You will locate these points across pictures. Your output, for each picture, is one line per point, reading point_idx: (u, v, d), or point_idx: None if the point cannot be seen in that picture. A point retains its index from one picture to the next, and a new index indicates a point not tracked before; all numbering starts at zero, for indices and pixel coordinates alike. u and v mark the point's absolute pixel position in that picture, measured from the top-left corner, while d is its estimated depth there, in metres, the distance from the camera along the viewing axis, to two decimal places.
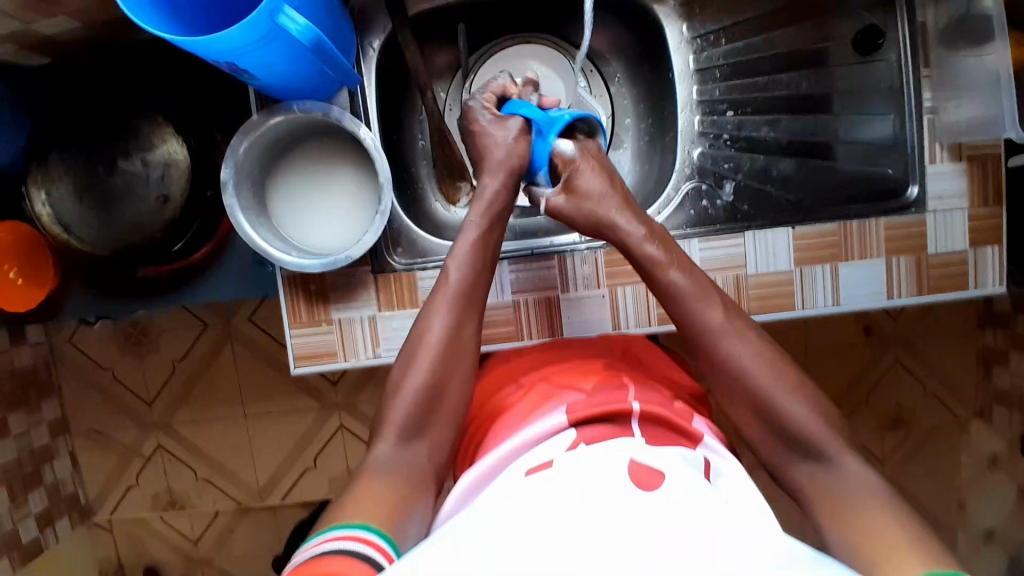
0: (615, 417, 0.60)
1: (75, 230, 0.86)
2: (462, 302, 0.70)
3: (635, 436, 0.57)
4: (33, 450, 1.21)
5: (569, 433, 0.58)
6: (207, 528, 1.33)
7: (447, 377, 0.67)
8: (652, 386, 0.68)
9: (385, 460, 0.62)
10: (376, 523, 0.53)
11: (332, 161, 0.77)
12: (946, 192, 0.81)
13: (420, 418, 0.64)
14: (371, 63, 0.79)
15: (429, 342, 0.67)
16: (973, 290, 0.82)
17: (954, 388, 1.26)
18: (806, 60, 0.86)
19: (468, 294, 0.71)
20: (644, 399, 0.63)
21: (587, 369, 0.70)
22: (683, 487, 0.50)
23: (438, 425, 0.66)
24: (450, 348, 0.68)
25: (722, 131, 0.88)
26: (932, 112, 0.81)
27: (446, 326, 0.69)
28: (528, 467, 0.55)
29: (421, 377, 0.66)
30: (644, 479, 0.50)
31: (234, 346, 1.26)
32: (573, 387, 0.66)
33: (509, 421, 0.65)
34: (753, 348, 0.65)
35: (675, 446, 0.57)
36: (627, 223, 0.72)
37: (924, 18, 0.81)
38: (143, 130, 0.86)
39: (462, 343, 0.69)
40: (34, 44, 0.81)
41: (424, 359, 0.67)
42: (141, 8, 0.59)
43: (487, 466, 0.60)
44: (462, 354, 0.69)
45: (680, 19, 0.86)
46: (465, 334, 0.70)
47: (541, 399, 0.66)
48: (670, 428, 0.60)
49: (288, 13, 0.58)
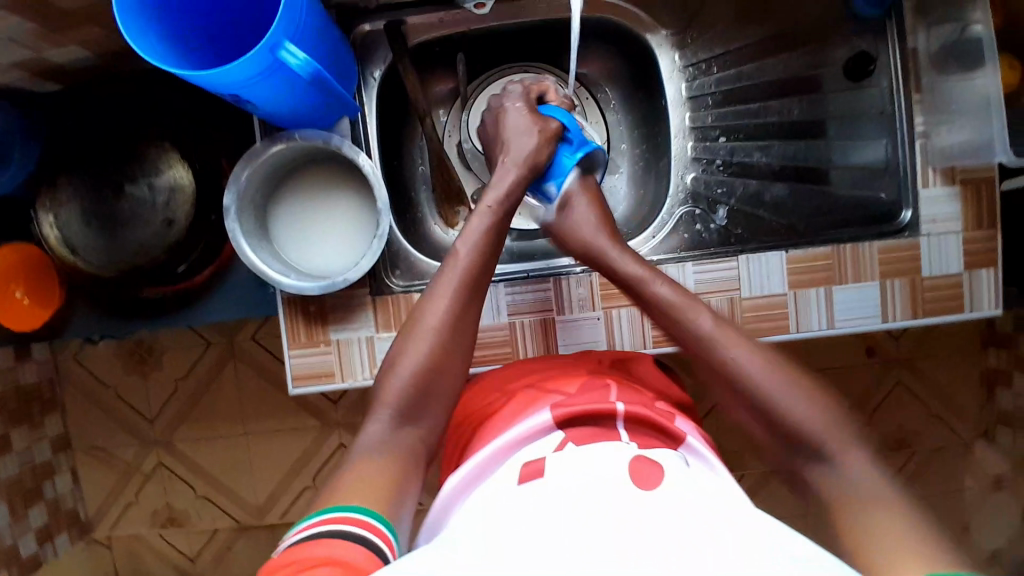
0: (599, 418, 0.61)
1: (82, 252, 0.87)
2: (466, 288, 0.71)
3: (624, 440, 0.58)
4: (34, 466, 1.22)
5: (556, 435, 0.59)
6: (204, 547, 1.33)
7: (443, 362, 0.68)
8: (634, 387, 0.70)
9: (378, 441, 0.62)
10: (373, 506, 0.54)
11: (330, 182, 0.79)
12: (940, 215, 0.81)
13: (416, 401, 0.65)
14: (373, 91, 0.82)
15: (430, 325, 0.68)
16: (968, 313, 0.82)
17: (957, 409, 1.26)
18: (796, 87, 0.89)
19: (472, 278, 0.71)
20: (626, 400, 0.64)
21: (570, 374, 0.71)
22: (676, 476, 0.53)
23: (435, 410, 0.66)
24: (449, 332, 0.68)
25: (715, 157, 0.90)
26: (924, 136, 0.81)
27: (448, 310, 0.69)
28: (520, 474, 0.55)
29: (421, 357, 0.66)
30: (646, 476, 0.52)
31: (236, 364, 1.28)
32: (557, 390, 0.68)
33: (494, 426, 0.66)
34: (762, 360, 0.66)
35: (661, 448, 0.58)
36: (630, 267, 0.76)
37: (915, 44, 0.81)
38: (152, 157, 0.88)
39: (463, 326, 0.70)
40: (45, 70, 0.83)
41: (423, 340, 0.67)
42: (148, 42, 0.61)
43: (472, 468, 0.60)
44: (461, 336, 0.70)
45: (672, 48, 0.89)
46: (466, 319, 0.70)
47: (527, 402, 0.67)
48: (653, 428, 0.61)
49: (288, 48, 0.60)
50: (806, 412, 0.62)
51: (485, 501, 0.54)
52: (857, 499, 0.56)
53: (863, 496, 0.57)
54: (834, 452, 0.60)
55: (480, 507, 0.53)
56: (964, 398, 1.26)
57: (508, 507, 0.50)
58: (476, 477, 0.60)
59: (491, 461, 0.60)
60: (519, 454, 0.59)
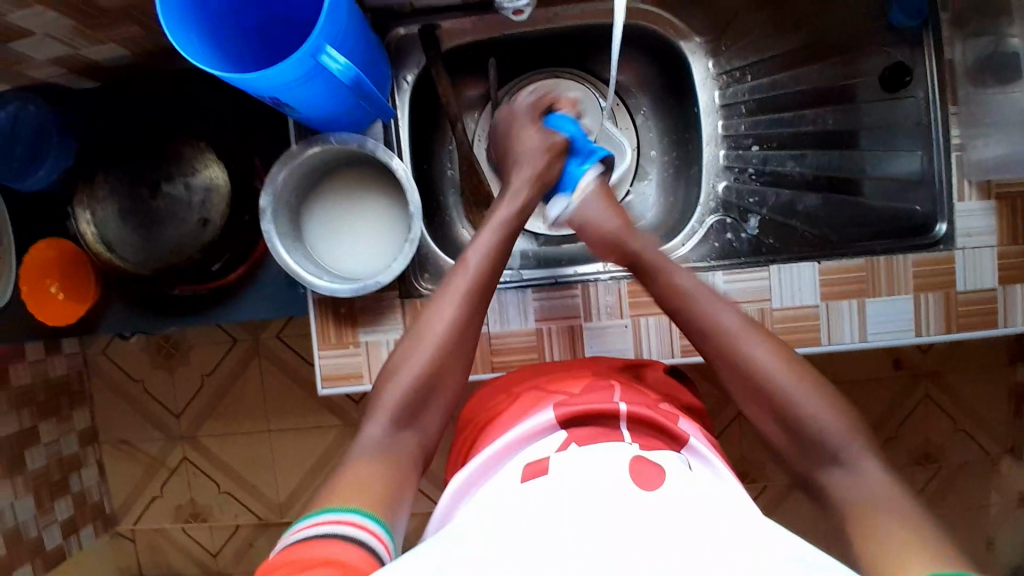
0: (601, 418, 0.61)
1: (119, 250, 0.88)
2: (472, 299, 0.70)
3: (626, 440, 0.57)
4: (61, 457, 1.25)
5: (560, 435, 0.59)
6: (224, 543, 1.35)
7: (445, 369, 0.68)
8: (639, 390, 0.68)
9: (378, 442, 0.63)
10: (376, 512, 0.54)
11: (360, 185, 0.80)
12: (975, 229, 0.80)
13: (417, 405, 0.66)
14: (405, 95, 0.82)
15: (433, 336, 0.68)
16: (1003, 328, 0.81)
17: (985, 425, 1.24)
18: (832, 96, 0.88)
19: (477, 290, 0.71)
20: (629, 401, 0.63)
21: (576, 376, 0.71)
22: (674, 479, 0.52)
23: (434, 411, 0.67)
24: (452, 342, 0.69)
25: (747, 165, 0.89)
26: (960, 149, 0.80)
27: (451, 321, 0.69)
28: (522, 472, 0.55)
29: (423, 364, 0.67)
30: (646, 479, 0.51)
31: (260, 362, 1.29)
32: (561, 390, 0.67)
33: (500, 425, 0.66)
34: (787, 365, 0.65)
35: (663, 449, 0.58)
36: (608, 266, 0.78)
37: (952, 55, 0.80)
38: (187, 156, 0.88)
39: (465, 337, 0.70)
40: (84, 69, 0.85)
41: (424, 347, 0.68)
42: (191, 45, 0.61)
43: (476, 466, 0.60)
44: (464, 347, 0.70)
45: (705, 56, 0.89)
46: (469, 330, 0.70)
47: (532, 401, 0.67)
48: (652, 427, 0.60)
49: (330, 54, 0.61)
50: (817, 415, 0.63)
51: (490, 495, 0.54)
52: (874, 497, 0.57)
53: (879, 497, 0.57)
54: (850, 457, 0.60)
55: (486, 502, 0.53)
56: (991, 413, 1.24)
57: (510, 506, 0.50)
58: (483, 472, 0.60)
59: (495, 459, 0.60)
60: (525, 452, 0.59)
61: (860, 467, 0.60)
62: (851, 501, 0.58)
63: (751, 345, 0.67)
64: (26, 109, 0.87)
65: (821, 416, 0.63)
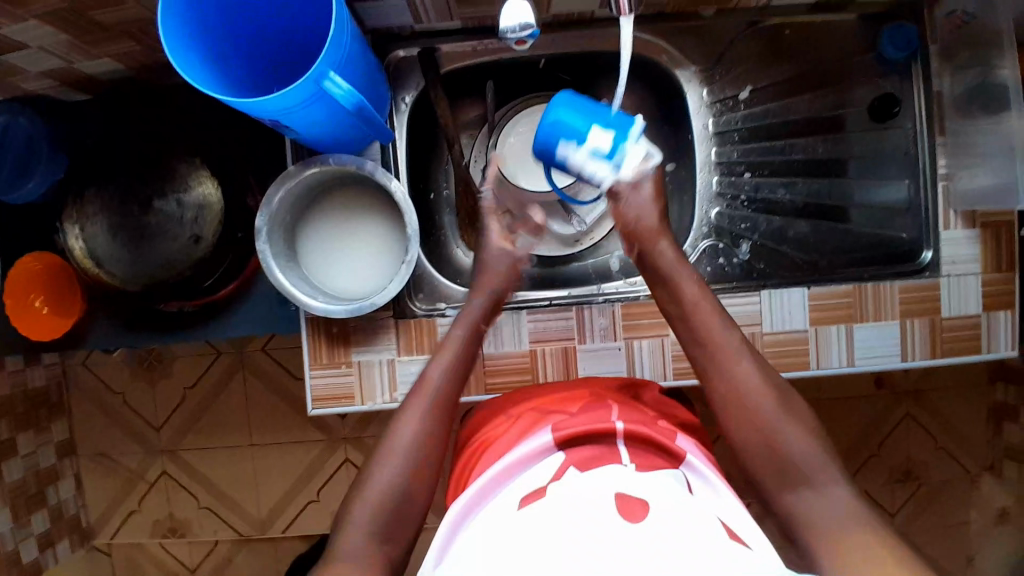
0: (601, 438, 0.61)
1: (106, 265, 0.87)
2: (436, 413, 0.69)
3: (623, 462, 0.58)
4: (39, 471, 1.22)
5: (557, 457, 0.59)
6: (204, 557, 1.33)
7: (418, 483, 0.65)
8: (638, 408, 0.69)
9: (355, 554, 0.59)
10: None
11: (354, 209, 0.79)
12: (959, 257, 0.82)
13: (389, 521, 0.62)
14: (402, 117, 0.83)
15: (399, 451, 0.65)
16: (987, 354, 0.82)
17: (965, 443, 1.26)
18: (822, 126, 0.90)
19: (442, 403, 0.69)
20: (626, 419, 0.64)
21: (571, 397, 0.71)
22: (660, 496, 0.53)
23: (406, 528, 0.63)
24: (419, 455, 0.65)
25: (740, 192, 0.91)
26: (947, 178, 0.82)
27: (417, 435, 0.67)
28: (521, 499, 0.55)
29: (394, 482, 0.63)
30: (633, 510, 0.50)
31: (245, 376, 1.27)
32: (560, 410, 0.68)
33: (495, 449, 0.66)
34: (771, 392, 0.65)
35: (660, 469, 0.58)
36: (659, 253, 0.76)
37: (940, 86, 0.83)
38: (181, 172, 0.88)
39: (434, 450, 0.67)
40: (76, 81, 0.85)
41: (392, 462, 0.64)
42: (194, 67, 0.61)
43: (473, 493, 0.59)
44: (435, 457, 0.67)
45: (700, 84, 0.90)
46: (438, 439, 0.67)
47: (533, 422, 0.67)
48: (654, 446, 0.61)
49: (333, 79, 0.61)
50: (796, 442, 0.63)
51: (488, 521, 0.54)
52: (835, 521, 0.57)
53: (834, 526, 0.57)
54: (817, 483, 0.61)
55: (486, 527, 0.53)
56: (972, 431, 1.26)
57: (504, 539, 0.50)
58: (481, 497, 0.59)
59: (494, 483, 0.59)
60: (522, 478, 0.59)
61: (828, 491, 0.60)
62: (813, 526, 0.58)
63: (745, 369, 0.67)
64: (15, 121, 0.85)
65: (797, 444, 0.63)
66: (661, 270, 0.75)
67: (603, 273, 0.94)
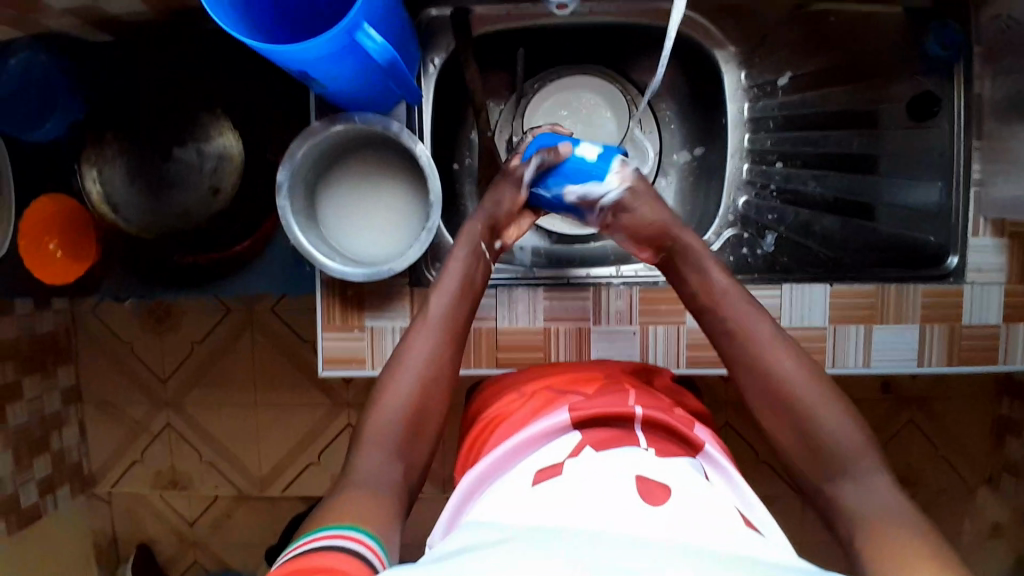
0: (617, 422, 0.61)
1: (122, 212, 0.87)
2: (446, 335, 0.69)
3: (641, 445, 0.57)
4: (43, 415, 1.22)
5: (573, 437, 0.59)
6: (203, 511, 1.34)
7: (425, 401, 0.65)
8: (654, 394, 0.69)
9: (370, 474, 0.59)
10: (364, 525, 0.52)
11: (376, 173, 0.78)
12: (984, 265, 0.81)
13: (403, 439, 0.62)
14: (431, 79, 0.81)
15: (409, 370, 0.66)
16: (1003, 365, 0.81)
17: (965, 454, 1.26)
18: (858, 120, 0.88)
19: (452, 325, 0.70)
20: (644, 404, 0.63)
21: (585, 377, 0.71)
22: (679, 481, 0.53)
23: (421, 447, 0.64)
24: (428, 376, 0.66)
25: (769, 182, 0.89)
26: (979, 184, 0.81)
27: (428, 356, 0.67)
28: (534, 476, 0.55)
29: (400, 401, 0.64)
30: (653, 493, 0.50)
31: (252, 335, 1.27)
32: (575, 391, 0.67)
33: (506, 428, 0.66)
34: (802, 375, 0.64)
35: (679, 455, 0.58)
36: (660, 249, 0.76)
37: (981, 89, 0.81)
38: (201, 121, 0.88)
39: (444, 371, 0.67)
40: (101, 22, 0.84)
41: (403, 381, 0.65)
42: (223, 11, 0.60)
43: (477, 473, 0.61)
44: (445, 378, 0.67)
45: (739, 66, 0.88)
46: (447, 360, 0.68)
47: (546, 401, 0.67)
48: (672, 434, 0.60)
49: (366, 31, 0.59)
50: (838, 428, 0.61)
51: (501, 500, 0.54)
52: (859, 515, 0.56)
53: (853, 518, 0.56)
54: (854, 475, 0.59)
55: (496, 505, 0.53)
56: (974, 443, 1.25)
57: (520, 516, 0.50)
58: (486, 479, 0.60)
59: (501, 462, 0.60)
60: (534, 456, 0.59)
61: (867, 482, 0.58)
62: (853, 514, 0.57)
63: (781, 359, 0.65)
64: (36, 59, 0.84)
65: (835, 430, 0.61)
66: (697, 266, 0.74)
67: (622, 255, 0.92)
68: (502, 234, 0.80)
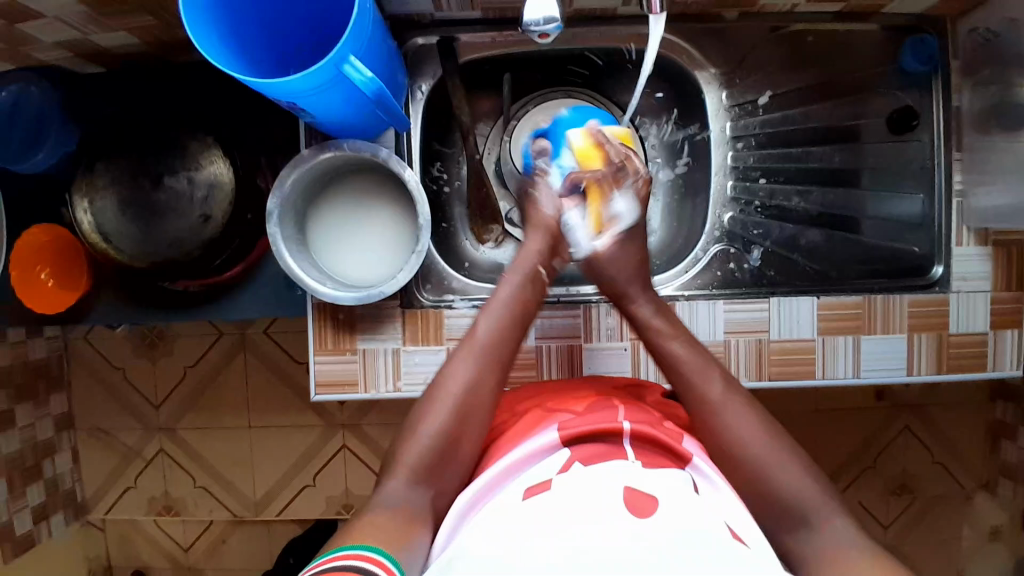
0: (606, 437, 0.61)
1: (115, 241, 0.86)
2: (486, 359, 0.68)
3: (629, 458, 0.58)
4: (37, 443, 1.22)
5: (563, 453, 0.60)
6: (198, 538, 1.33)
7: (461, 432, 0.65)
8: (644, 408, 0.69)
9: (388, 508, 0.60)
10: (385, 547, 0.53)
11: (367, 197, 0.79)
12: (970, 274, 0.82)
13: (432, 464, 0.63)
14: (418, 105, 0.82)
15: (446, 396, 0.66)
16: (991, 372, 0.82)
17: (962, 459, 1.26)
18: (841, 136, 0.89)
19: (495, 348, 0.69)
20: (632, 419, 0.64)
21: (578, 395, 0.71)
22: (670, 494, 0.53)
23: (446, 481, 0.64)
24: (466, 402, 0.66)
25: (753, 198, 0.91)
26: (961, 196, 0.82)
27: (463, 382, 0.67)
28: (526, 488, 0.56)
29: (434, 432, 0.64)
30: (641, 504, 0.51)
31: (246, 357, 1.27)
32: (566, 409, 0.68)
33: (501, 445, 0.67)
34: (752, 425, 0.65)
35: (666, 467, 0.58)
36: (644, 307, 0.76)
37: (959, 102, 0.83)
38: (193, 150, 0.87)
39: (481, 401, 0.66)
40: (91, 54, 0.85)
41: (438, 411, 0.65)
42: (212, 45, 0.60)
43: (477, 490, 0.60)
44: (481, 409, 0.66)
45: (720, 87, 0.90)
46: (484, 389, 0.67)
47: (537, 419, 0.67)
48: (661, 447, 0.61)
49: (354, 64, 0.61)
50: (777, 459, 0.62)
51: (491, 517, 0.54)
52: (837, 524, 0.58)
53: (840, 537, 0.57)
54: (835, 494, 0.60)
55: (484, 524, 0.54)
56: (969, 449, 1.26)
57: (513, 531, 0.50)
58: (482, 497, 0.60)
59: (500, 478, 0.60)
60: (529, 472, 0.59)
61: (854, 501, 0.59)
62: (808, 525, 0.59)
63: (730, 421, 0.65)
64: (29, 91, 0.87)
65: (792, 479, 0.62)
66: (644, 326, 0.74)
67: None
68: (561, 252, 0.78)
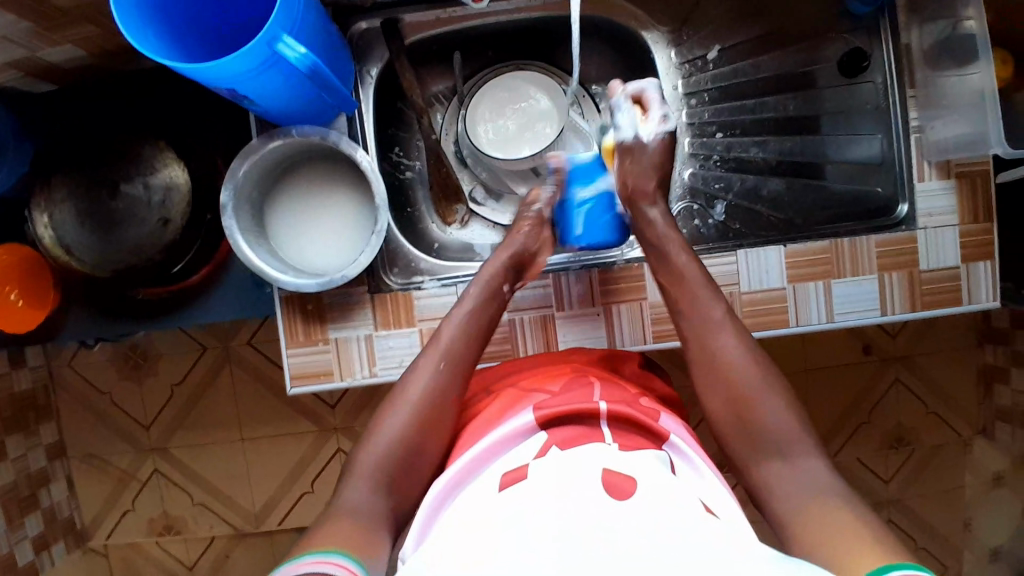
0: (583, 418, 0.60)
1: (77, 253, 0.85)
2: (452, 368, 0.69)
3: (606, 441, 0.57)
4: (29, 474, 1.21)
5: (541, 436, 0.59)
6: (201, 555, 1.32)
7: (428, 418, 0.65)
8: (620, 385, 0.69)
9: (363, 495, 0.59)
10: (352, 552, 0.53)
11: (323, 189, 0.79)
12: (935, 209, 0.81)
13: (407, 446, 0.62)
14: (369, 88, 0.82)
15: (414, 395, 0.67)
16: (968, 306, 0.81)
17: (957, 407, 1.26)
18: (791, 83, 0.89)
19: (459, 358, 0.70)
20: (609, 399, 0.63)
21: (552, 372, 0.71)
22: (647, 475, 0.53)
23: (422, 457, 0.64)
24: (431, 403, 0.66)
25: (712, 152, 0.92)
26: (919, 130, 0.82)
27: (428, 385, 0.67)
28: (500, 479, 0.55)
29: (398, 426, 0.65)
30: (619, 486, 0.51)
31: (232, 369, 1.27)
32: (540, 389, 0.67)
33: (473, 430, 0.66)
34: (742, 342, 0.68)
35: (645, 450, 0.58)
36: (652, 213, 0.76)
37: (909, 39, 0.82)
38: (147, 155, 0.87)
39: (445, 406, 0.67)
40: (41, 72, 0.84)
41: (403, 411, 0.65)
42: (146, 38, 0.61)
43: (451, 475, 0.60)
44: (448, 406, 0.67)
45: (668, 45, 0.90)
46: (448, 397, 0.68)
47: (512, 401, 0.67)
48: (635, 426, 0.60)
49: (287, 42, 0.60)
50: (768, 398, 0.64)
51: (466, 506, 0.54)
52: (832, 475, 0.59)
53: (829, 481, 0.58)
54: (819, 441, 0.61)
55: (461, 515, 0.53)
56: (964, 396, 1.26)
57: (487, 523, 0.50)
58: (453, 487, 0.59)
59: (474, 465, 0.60)
60: (503, 458, 0.58)
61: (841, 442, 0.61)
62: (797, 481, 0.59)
63: (723, 340, 0.68)
64: None
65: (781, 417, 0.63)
66: (655, 234, 0.76)
67: None
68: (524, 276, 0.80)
